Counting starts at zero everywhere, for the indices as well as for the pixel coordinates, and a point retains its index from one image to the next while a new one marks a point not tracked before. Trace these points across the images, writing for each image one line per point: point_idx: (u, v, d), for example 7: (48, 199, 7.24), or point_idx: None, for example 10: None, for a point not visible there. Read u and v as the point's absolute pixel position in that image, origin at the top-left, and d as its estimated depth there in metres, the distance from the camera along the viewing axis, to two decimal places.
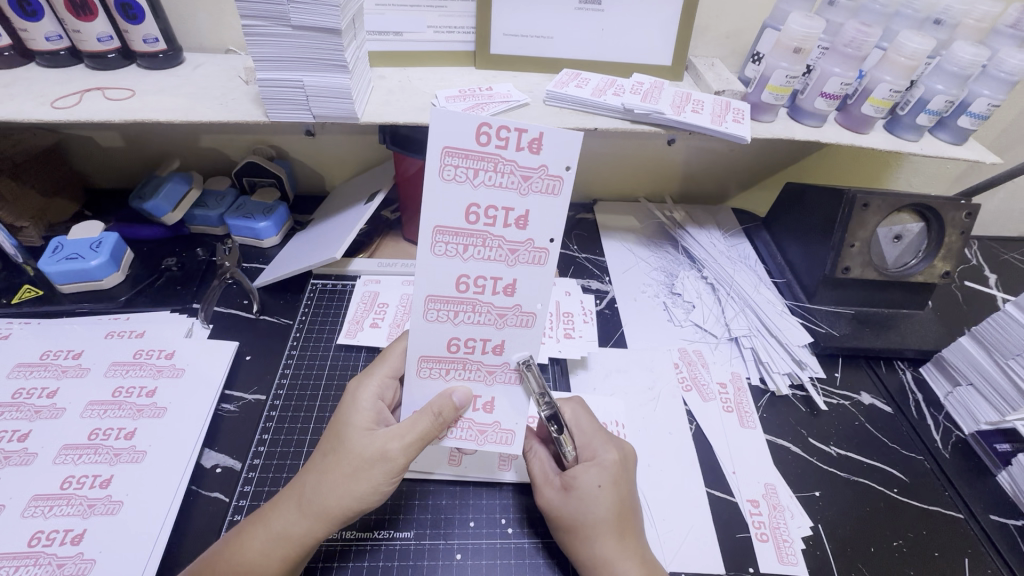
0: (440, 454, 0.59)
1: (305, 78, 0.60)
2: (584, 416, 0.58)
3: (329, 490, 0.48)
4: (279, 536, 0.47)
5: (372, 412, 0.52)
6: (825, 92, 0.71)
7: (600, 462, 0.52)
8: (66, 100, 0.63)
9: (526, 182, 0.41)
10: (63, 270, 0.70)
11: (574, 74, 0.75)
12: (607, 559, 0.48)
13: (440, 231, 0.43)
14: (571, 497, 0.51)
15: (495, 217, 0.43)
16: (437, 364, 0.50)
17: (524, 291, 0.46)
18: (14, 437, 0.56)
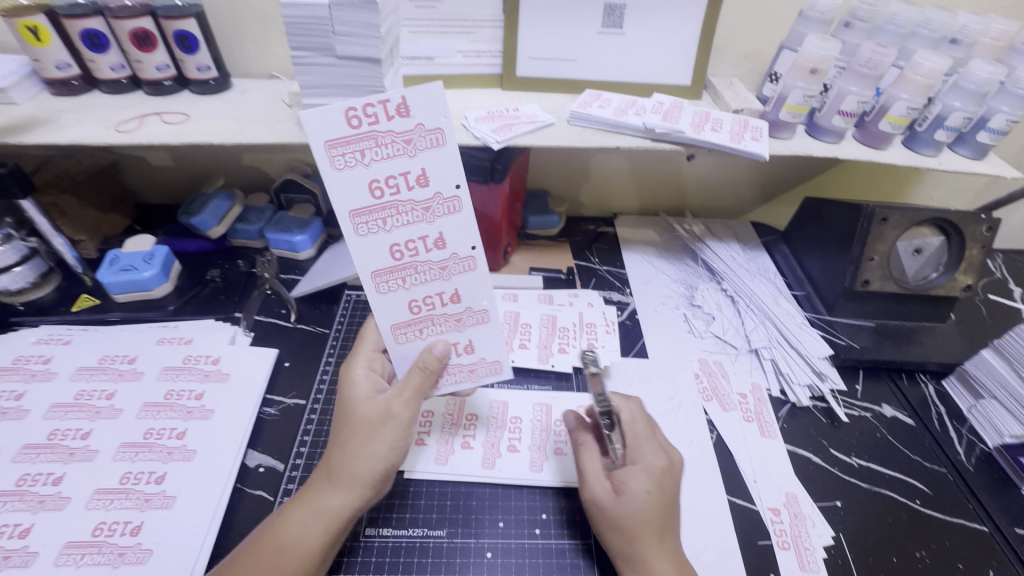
0: (474, 457, 0.62)
1: (346, 102, 0.64)
2: (640, 415, 0.60)
3: (351, 458, 0.51)
4: (320, 510, 0.50)
5: (369, 381, 0.57)
6: (842, 110, 0.73)
7: (643, 463, 0.55)
8: (129, 124, 0.69)
9: (410, 144, 0.47)
10: (119, 281, 0.75)
11: (596, 95, 0.78)
12: (648, 555, 0.51)
13: (355, 215, 0.48)
14: (623, 499, 0.53)
15: (397, 185, 0.48)
16: (410, 327, 0.55)
17: (453, 240, 0.52)
18: (77, 435, 0.61)
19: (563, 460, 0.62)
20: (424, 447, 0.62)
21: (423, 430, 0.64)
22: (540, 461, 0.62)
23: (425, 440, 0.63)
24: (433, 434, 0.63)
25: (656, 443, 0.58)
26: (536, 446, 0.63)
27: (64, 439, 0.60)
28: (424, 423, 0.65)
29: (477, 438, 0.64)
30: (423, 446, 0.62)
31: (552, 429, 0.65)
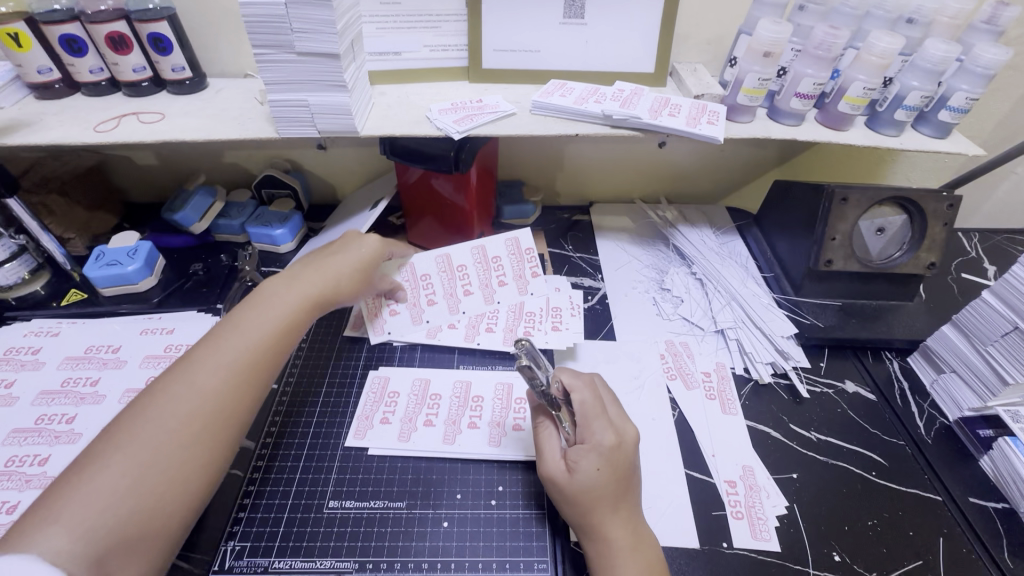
0: (435, 433, 0.65)
1: (310, 97, 0.67)
2: (587, 394, 0.59)
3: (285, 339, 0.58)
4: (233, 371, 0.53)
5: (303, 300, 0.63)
6: (799, 92, 0.74)
7: (588, 443, 0.56)
8: (107, 124, 0.72)
9: (554, 307, 0.82)
10: (104, 275, 0.78)
11: (559, 84, 0.80)
12: (602, 525, 0.53)
13: (515, 240, 0.79)
14: (574, 477, 0.54)
15: (533, 273, 0.81)
16: (445, 268, 0.78)
17: (503, 302, 0.81)
18: (62, 419, 0.64)
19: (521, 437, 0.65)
20: (387, 425, 0.66)
21: (388, 410, 0.67)
22: (499, 437, 0.64)
23: (389, 419, 0.66)
24: (397, 413, 0.67)
25: (607, 419, 0.58)
26: (496, 422, 0.66)
27: (51, 423, 0.64)
28: (389, 404, 0.68)
29: (439, 415, 0.67)
30: (388, 425, 0.66)
31: (512, 407, 0.68)
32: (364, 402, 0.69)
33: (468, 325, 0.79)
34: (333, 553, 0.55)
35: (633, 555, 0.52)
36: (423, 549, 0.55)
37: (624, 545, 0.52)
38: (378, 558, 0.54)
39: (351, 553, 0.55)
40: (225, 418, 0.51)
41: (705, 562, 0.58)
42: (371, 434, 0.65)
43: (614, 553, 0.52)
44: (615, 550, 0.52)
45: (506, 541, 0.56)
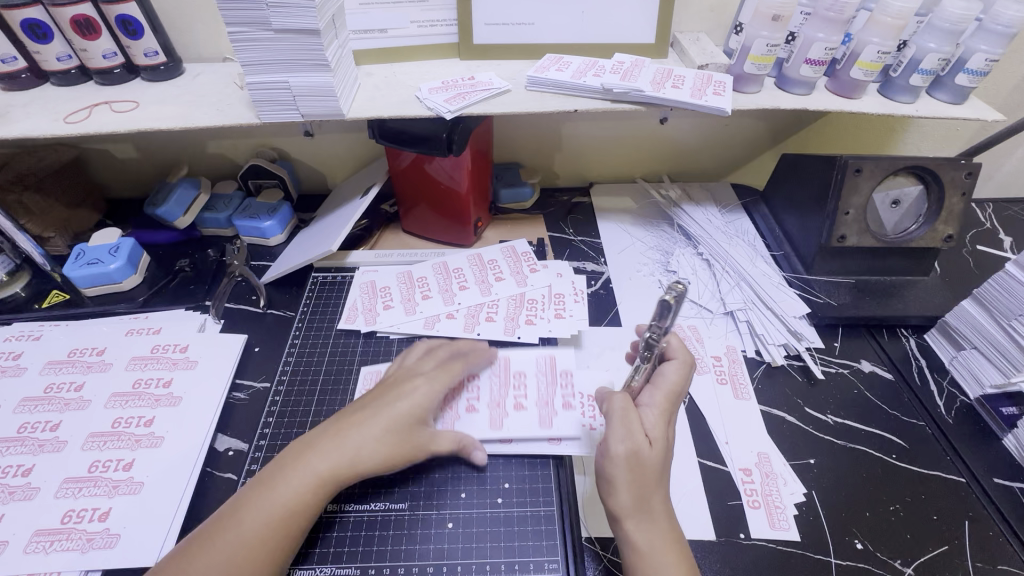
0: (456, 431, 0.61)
1: (291, 79, 0.63)
2: (676, 370, 0.58)
3: (371, 461, 0.51)
4: (288, 517, 0.49)
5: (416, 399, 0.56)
6: (809, 58, 0.70)
7: (656, 408, 0.54)
8: (78, 115, 0.68)
9: (556, 296, 0.78)
10: (85, 274, 0.75)
11: (555, 58, 0.76)
12: (656, 509, 0.51)
13: (510, 246, 0.87)
14: (654, 448, 0.52)
15: (529, 268, 0.83)
16: (442, 272, 0.82)
17: (503, 294, 0.78)
18: (46, 427, 0.62)
19: (538, 417, 0.63)
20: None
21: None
22: (522, 422, 0.62)
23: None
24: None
25: (670, 395, 0.56)
26: (507, 403, 0.64)
27: (34, 432, 0.61)
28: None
29: (461, 406, 0.63)
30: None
31: (513, 384, 0.66)
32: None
33: (467, 315, 0.75)
34: (333, 560, 0.52)
35: (673, 544, 0.50)
36: (427, 552, 0.53)
37: (669, 533, 0.50)
38: (381, 563, 0.52)
39: (351, 559, 0.53)
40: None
41: (722, 554, 0.56)
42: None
43: (664, 542, 0.49)
44: (664, 537, 0.50)
45: (514, 541, 0.54)
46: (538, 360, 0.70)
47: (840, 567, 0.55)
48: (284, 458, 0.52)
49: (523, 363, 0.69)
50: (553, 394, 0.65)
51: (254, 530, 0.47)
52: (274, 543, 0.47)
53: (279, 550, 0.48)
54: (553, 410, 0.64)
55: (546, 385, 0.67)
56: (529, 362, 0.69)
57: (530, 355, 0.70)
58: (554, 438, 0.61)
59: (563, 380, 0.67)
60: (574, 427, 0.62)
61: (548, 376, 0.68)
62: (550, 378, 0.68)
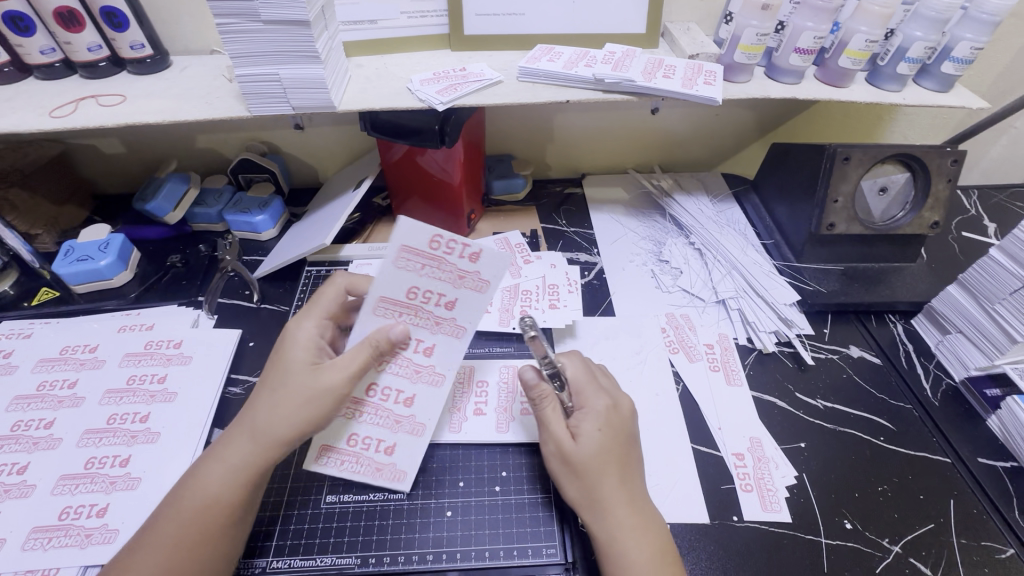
0: (427, 393, 0.57)
1: (281, 71, 0.62)
2: (577, 363, 0.60)
3: (278, 422, 0.51)
4: (209, 498, 0.49)
5: (313, 348, 0.55)
6: (798, 47, 0.71)
7: (598, 410, 0.55)
8: (64, 109, 0.67)
9: (553, 288, 0.79)
10: (75, 271, 0.74)
11: (547, 49, 0.75)
12: (608, 501, 0.51)
13: (504, 239, 0.87)
14: (578, 443, 0.53)
15: (526, 260, 0.84)
16: None
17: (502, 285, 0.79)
18: (40, 424, 0.61)
19: (465, 292, 0.54)
20: (410, 411, 0.57)
21: (377, 449, 0.56)
22: (464, 306, 0.54)
23: (395, 444, 0.57)
24: (385, 436, 0.57)
25: (598, 386, 0.58)
26: (435, 314, 0.55)
27: (28, 429, 0.61)
28: (364, 444, 0.56)
29: (416, 355, 0.57)
30: (400, 408, 0.57)
31: (415, 303, 0.54)
32: (349, 472, 0.56)
33: None
34: (334, 550, 0.53)
35: (641, 536, 0.50)
36: (426, 541, 0.54)
37: (631, 522, 0.51)
38: (380, 553, 0.53)
39: (352, 549, 0.53)
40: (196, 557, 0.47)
41: (716, 537, 0.57)
42: (402, 464, 0.56)
43: (622, 532, 0.50)
44: (624, 529, 0.51)
45: (512, 528, 0.55)
46: (398, 262, 0.52)
47: (830, 547, 0.56)
48: (210, 448, 0.53)
49: (395, 288, 0.54)
50: (447, 265, 0.52)
51: (177, 516, 0.48)
52: (201, 525, 0.48)
53: (206, 532, 0.48)
54: (466, 272, 0.53)
55: (437, 271, 0.53)
56: (405, 280, 0.53)
57: (390, 269, 0.53)
58: (487, 285, 0.53)
59: (438, 250, 0.52)
60: (491, 256, 0.52)
61: (422, 261, 0.52)
62: (425, 262, 0.52)
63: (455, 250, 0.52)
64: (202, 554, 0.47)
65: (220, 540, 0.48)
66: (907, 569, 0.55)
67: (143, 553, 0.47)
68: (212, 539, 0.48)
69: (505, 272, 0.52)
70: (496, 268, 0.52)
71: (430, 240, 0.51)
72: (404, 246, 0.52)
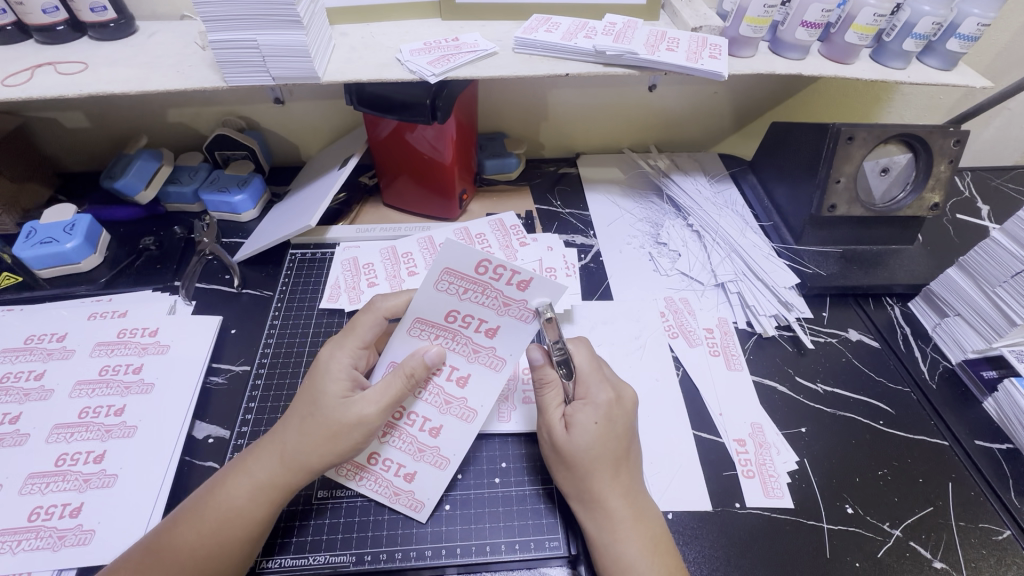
0: (456, 426, 0.55)
1: (259, 37, 0.57)
2: (585, 350, 0.56)
3: (309, 448, 0.48)
4: (234, 511, 0.47)
5: (346, 378, 0.52)
6: (805, 21, 0.68)
7: (598, 403, 0.52)
8: (18, 77, 0.61)
9: (551, 271, 0.77)
10: (38, 255, 0.69)
11: (544, 19, 0.71)
12: (600, 492, 0.50)
13: (497, 220, 0.83)
14: (571, 434, 0.51)
15: (522, 242, 0.80)
16: (427, 245, 0.79)
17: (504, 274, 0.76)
18: (5, 419, 0.57)
19: (508, 319, 0.51)
20: (437, 441, 0.55)
21: (398, 473, 0.54)
22: (505, 334, 0.52)
23: (415, 472, 0.54)
24: (407, 461, 0.54)
25: (602, 376, 0.55)
26: (474, 340, 0.53)
27: None
28: (386, 465, 0.54)
29: (450, 383, 0.55)
30: (427, 437, 0.55)
31: (453, 326, 0.52)
32: (368, 490, 0.54)
33: None
34: (327, 547, 0.51)
35: (635, 527, 0.49)
36: (425, 536, 0.52)
37: (625, 515, 0.50)
38: (377, 549, 0.51)
39: (346, 545, 0.51)
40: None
41: (718, 525, 0.56)
42: (420, 494, 0.53)
43: (614, 524, 0.49)
44: (617, 521, 0.49)
45: (513, 520, 0.53)
46: (438, 284, 0.50)
47: (832, 532, 0.56)
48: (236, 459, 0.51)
49: (434, 310, 0.52)
50: (491, 291, 0.49)
51: (196, 527, 0.46)
52: (219, 540, 0.45)
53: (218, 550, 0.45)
54: (512, 300, 0.49)
55: (479, 296, 0.49)
56: (443, 303, 0.51)
57: (430, 291, 0.50)
58: (533, 314, 0.50)
59: (484, 275, 0.48)
60: (540, 285, 0.47)
61: (463, 285, 0.49)
62: (467, 286, 0.49)
63: (502, 277, 0.47)
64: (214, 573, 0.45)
65: (236, 558, 0.46)
66: (908, 553, 0.55)
67: (156, 565, 0.44)
68: (228, 556, 0.45)
69: (555, 302, 0.48)
70: (545, 296, 0.48)
71: (475, 264, 0.47)
72: (446, 269, 0.48)
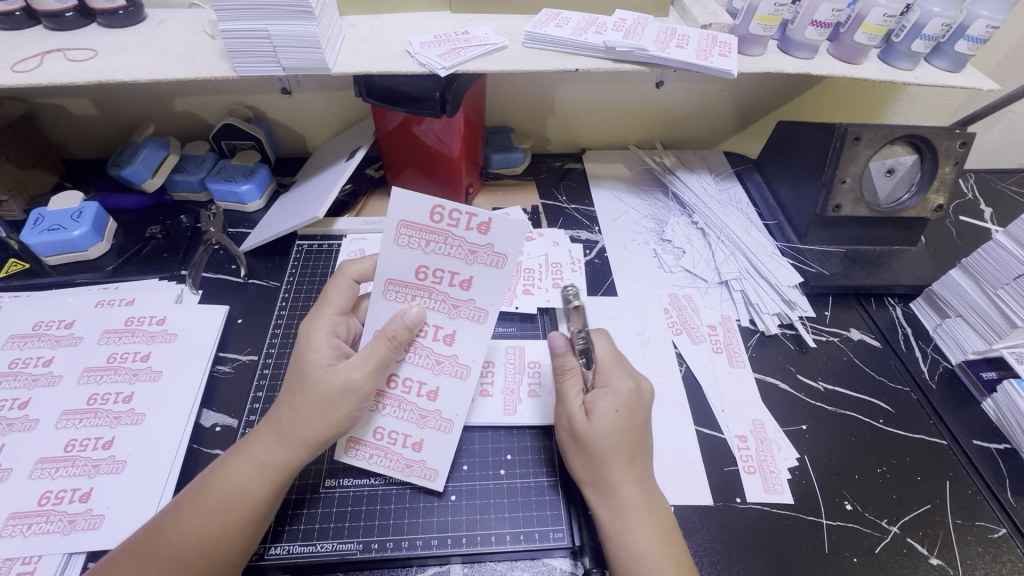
0: (451, 384, 0.55)
1: (270, 27, 0.57)
2: (605, 342, 0.57)
3: (302, 422, 0.49)
4: (237, 490, 0.47)
5: (329, 348, 0.52)
6: (816, 20, 0.68)
7: (620, 393, 0.53)
8: (27, 63, 0.61)
9: (557, 267, 0.78)
10: (46, 242, 0.69)
11: (553, 13, 0.71)
12: (616, 480, 0.50)
13: (504, 215, 0.85)
14: (591, 421, 0.52)
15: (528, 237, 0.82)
16: None
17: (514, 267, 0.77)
18: (14, 405, 0.58)
19: (479, 267, 0.51)
20: (436, 405, 0.55)
21: (405, 444, 0.55)
22: (479, 286, 0.51)
23: (422, 439, 0.55)
24: (411, 430, 0.55)
25: (621, 368, 0.56)
26: (451, 295, 0.52)
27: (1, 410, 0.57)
28: (392, 438, 0.55)
29: (437, 342, 0.54)
30: (425, 402, 0.55)
31: (427, 283, 0.52)
32: (381, 467, 0.54)
33: None
34: (335, 535, 0.52)
35: (646, 517, 0.50)
36: (430, 525, 0.53)
37: (636, 503, 0.50)
38: (383, 538, 0.52)
39: (353, 534, 0.52)
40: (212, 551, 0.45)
41: (718, 519, 0.57)
42: (432, 461, 0.55)
43: (626, 512, 0.50)
44: (629, 509, 0.50)
45: (518, 512, 0.54)
46: (399, 240, 0.50)
47: (831, 528, 0.57)
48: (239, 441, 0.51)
49: (404, 270, 0.52)
50: (454, 239, 0.50)
51: (200, 506, 0.46)
52: (222, 518, 0.46)
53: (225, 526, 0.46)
54: (477, 245, 0.50)
55: (443, 246, 0.50)
56: (410, 260, 0.51)
57: (393, 250, 0.51)
58: (502, 257, 0.50)
59: (442, 223, 0.49)
60: (500, 223, 0.49)
61: (425, 237, 0.50)
62: (429, 237, 0.50)
63: (461, 221, 0.49)
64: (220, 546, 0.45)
65: (240, 536, 0.46)
66: (905, 549, 0.56)
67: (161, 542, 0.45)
68: (232, 534, 0.46)
69: (518, 239, 0.49)
70: (508, 236, 0.49)
71: (430, 212, 0.49)
72: (403, 223, 0.50)
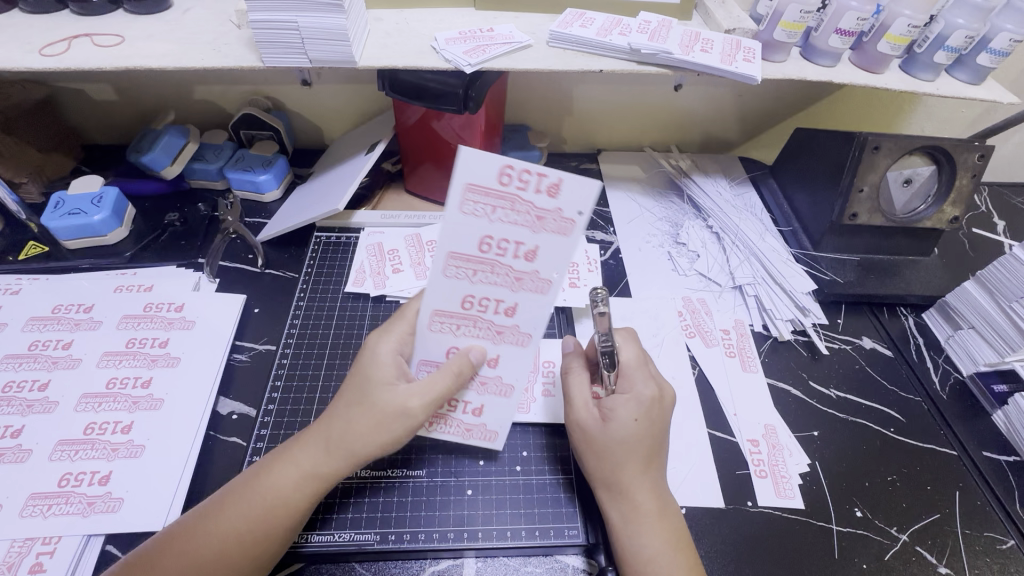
0: (513, 354, 0.51)
1: (300, 18, 0.58)
2: (633, 346, 0.58)
3: (354, 438, 0.48)
4: (278, 497, 0.47)
5: (392, 365, 0.51)
6: (840, 28, 0.68)
7: (642, 398, 0.53)
8: (55, 47, 0.61)
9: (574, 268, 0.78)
10: (66, 225, 0.70)
11: (578, 13, 0.71)
12: (630, 486, 0.51)
13: None
14: (609, 426, 0.52)
15: None
16: None
17: None
18: (34, 386, 0.58)
19: (547, 236, 0.44)
20: (481, 419, 0.55)
21: (466, 411, 0.54)
22: (527, 312, 0.48)
23: (483, 405, 0.54)
24: (473, 398, 0.54)
25: (647, 373, 0.57)
26: (514, 268, 0.46)
27: (21, 391, 0.58)
28: (453, 406, 0.54)
29: (498, 316, 0.49)
30: (472, 417, 0.55)
31: (489, 257, 0.46)
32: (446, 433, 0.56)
33: None
34: (352, 525, 0.52)
35: (657, 523, 0.50)
36: (446, 519, 0.53)
37: (649, 508, 0.50)
38: (399, 530, 0.52)
39: (370, 525, 0.52)
40: (252, 549, 0.46)
41: (729, 522, 0.57)
42: (492, 425, 0.55)
43: (638, 518, 0.50)
44: (642, 514, 0.50)
45: (533, 507, 0.55)
46: (463, 206, 0.44)
47: (840, 533, 0.57)
48: (283, 444, 0.52)
49: (466, 241, 0.45)
50: (521, 204, 0.43)
51: (242, 511, 0.47)
52: (265, 522, 0.46)
53: (265, 530, 0.46)
54: (546, 211, 0.43)
55: (510, 212, 0.44)
56: (472, 230, 0.45)
57: (455, 218, 0.45)
58: (573, 224, 0.44)
59: (509, 185, 0.43)
60: (575, 184, 0.42)
61: (491, 202, 0.44)
62: (495, 202, 0.44)
63: (530, 182, 0.42)
64: (259, 549, 0.46)
65: (277, 542, 0.47)
66: (914, 556, 0.56)
67: (199, 535, 0.46)
68: (273, 537, 0.47)
69: (594, 202, 0.43)
70: (583, 199, 0.43)
71: (497, 172, 0.43)
72: (467, 185, 0.43)
